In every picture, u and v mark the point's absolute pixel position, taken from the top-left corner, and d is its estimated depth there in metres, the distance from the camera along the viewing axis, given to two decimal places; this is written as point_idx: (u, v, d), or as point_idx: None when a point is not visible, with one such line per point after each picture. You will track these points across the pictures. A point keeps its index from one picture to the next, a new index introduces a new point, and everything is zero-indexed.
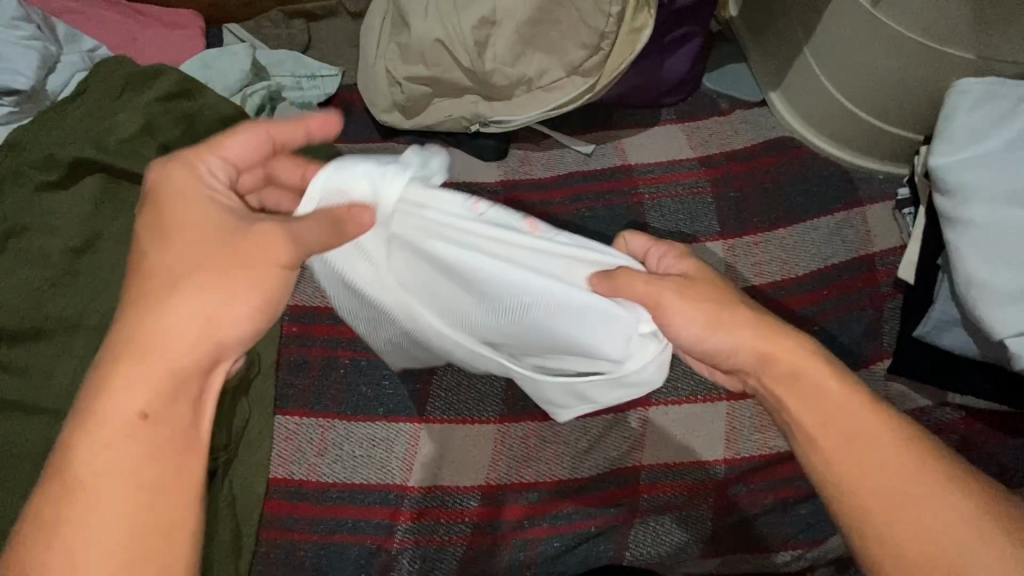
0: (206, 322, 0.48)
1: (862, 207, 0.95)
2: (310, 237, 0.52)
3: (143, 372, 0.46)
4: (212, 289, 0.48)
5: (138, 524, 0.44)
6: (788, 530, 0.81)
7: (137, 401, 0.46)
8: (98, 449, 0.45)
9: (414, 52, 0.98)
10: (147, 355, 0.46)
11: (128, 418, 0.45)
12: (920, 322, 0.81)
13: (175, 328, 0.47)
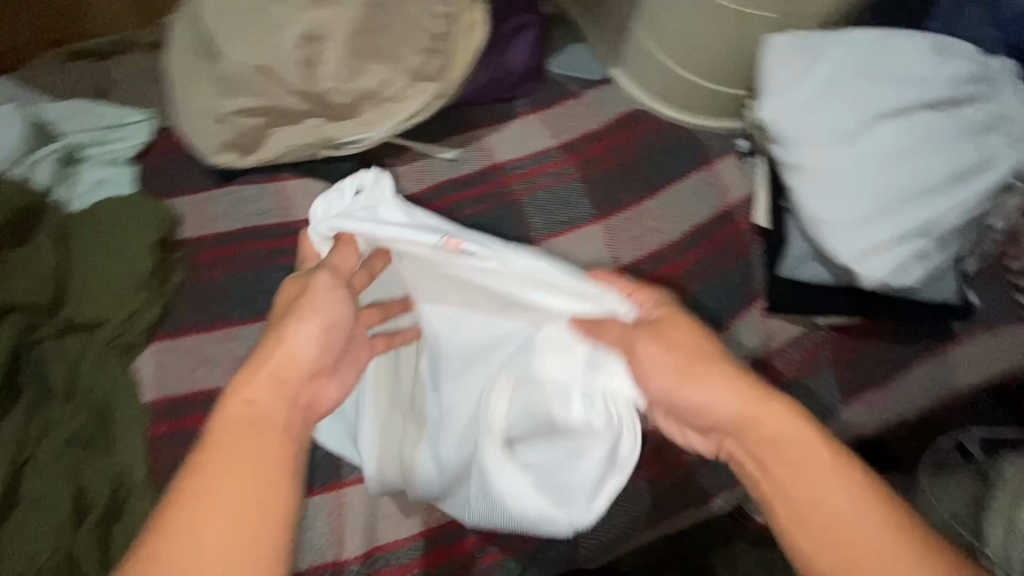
0: (325, 319, 0.59)
1: (714, 163, 1.02)
2: (338, 306, 0.60)
3: (255, 386, 0.55)
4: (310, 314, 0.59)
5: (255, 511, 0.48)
6: (715, 480, 0.86)
7: (251, 413, 0.53)
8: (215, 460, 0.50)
9: (236, 84, 0.87)
10: (258, 374, 0.55)
11: (260, 417, 0.53)
12: (782, 260, 0.89)
13: (282, 352, 0.57)
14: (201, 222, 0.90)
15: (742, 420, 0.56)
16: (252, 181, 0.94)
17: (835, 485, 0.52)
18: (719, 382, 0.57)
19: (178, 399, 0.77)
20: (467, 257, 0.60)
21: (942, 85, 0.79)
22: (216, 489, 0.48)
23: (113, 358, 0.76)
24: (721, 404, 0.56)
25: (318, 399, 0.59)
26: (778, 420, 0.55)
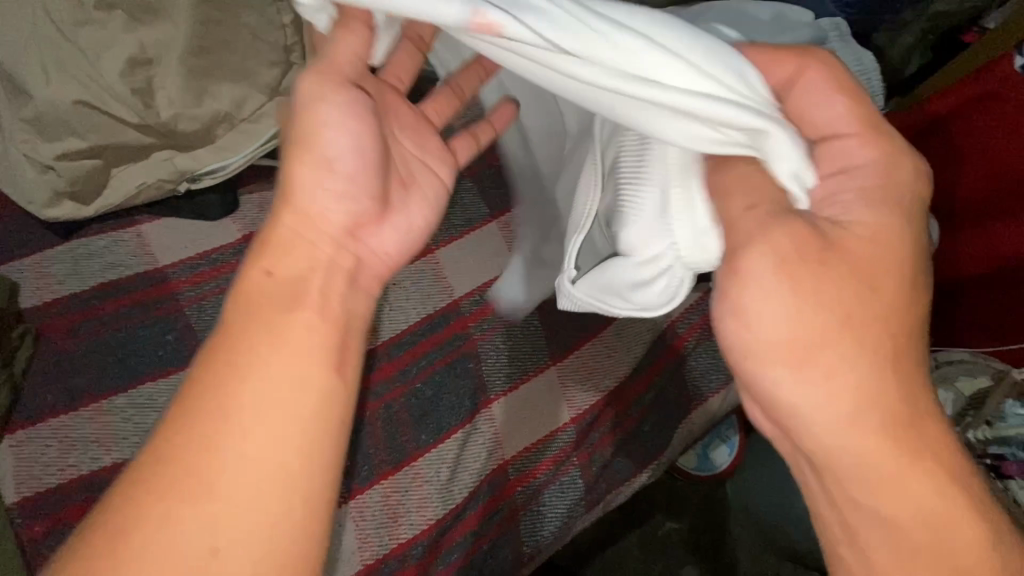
0: (322, 179, 0.52)
1: None
2: (337, 154, 0.52)
3: (272, 262, 0.51)
4: (337, 113, 0.51)
5: (319, 392, 0.48)
6: (641, 452, 0.89)
7: (279, 289, 0.50)
8: (247, 355, 0.47)
9: (54, 126, 0.76)
10: (280, 246, 0.52)
11: (272, 294, 0.50)
12: None
13: (303, 224, 0.53)
14: (44, 284, 0.79)
15: (809, 347, 0.45)
16: (102, 231, 0.83)
17: (893, 438, 0.46)
18: (796, 300, 0.45)
19: (51, 491, 0.68)
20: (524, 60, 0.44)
21: (788, 49, 0.83)
22: (256, 393, 0.46)
23: None
24: (775, 319, 0.45)
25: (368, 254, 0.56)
26: (859, 357, 0.45)
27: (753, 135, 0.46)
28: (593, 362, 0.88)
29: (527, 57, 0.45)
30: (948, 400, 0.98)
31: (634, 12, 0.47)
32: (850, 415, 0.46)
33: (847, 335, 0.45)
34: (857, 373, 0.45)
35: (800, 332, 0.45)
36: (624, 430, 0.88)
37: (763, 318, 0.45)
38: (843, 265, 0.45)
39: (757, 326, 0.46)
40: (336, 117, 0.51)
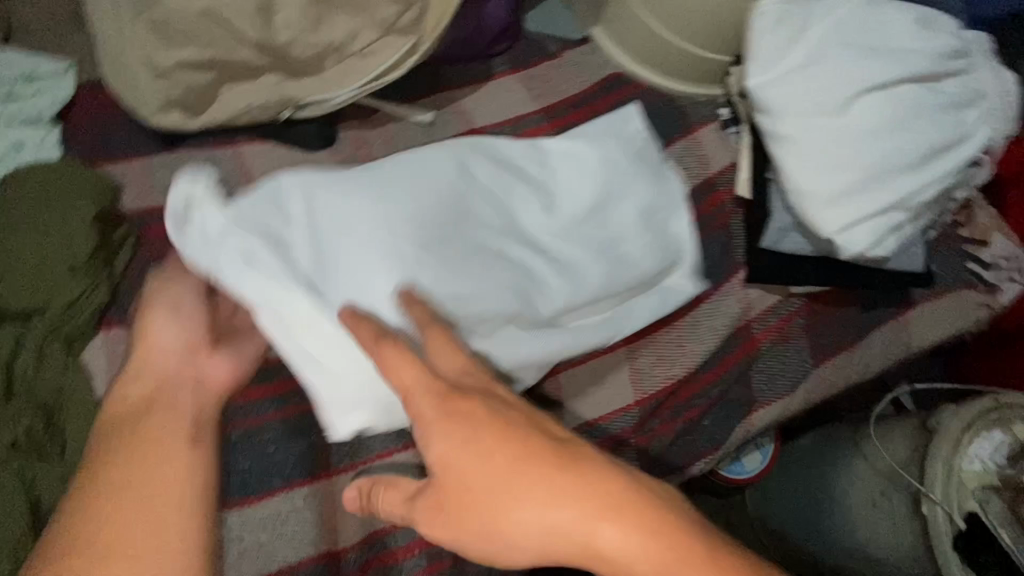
0: (172, 319, 0.64)
1: (695, 131, 1.00)
2: (185, 328, 0.65)
3: (134, 387, 0.62)
4: (169, 316, 0.64)
5: (179, 465, 0.57)
6: (698, 445, 0.89)
7: (138, 382, 0.62)
8: (135, 453, 0.57)
9: (178, 32, 0.75)
10: (132, 383, 0.62)
11: (125, 390, 0.61)
12: (763, 233, 0.91)
13: (156, 352, 0.63)
14: (146, 189, 0.79)
15: (571, 539, 0.50)
16: (204, 145, 0.83)
17: (651, 564, 0.48)
18: (511, 508, 0.50)
19: None
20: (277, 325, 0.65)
21: (925, 60, 0.81)
22: (137, 469, 0.57)
23: (56, 351, 0.68)
24: (524, 524, 0.50)
25: (212, 371, 0.63)
26: (541, 511, 0.50)
27: (374, 410, 0.66)
28: (665, 351, 0.88)
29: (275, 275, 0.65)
30: (999, 442, 0.88)
31: (308, 292, 0.65)
32: (585, 545, 0.50)
33: (565, 523, 0.49)
34: (599, 548, 0.49)
35: (550, 517, 0.50)
36: (685, 422, 0.88)
37: (513, 527, 0.50)
38: (465, 495, 0.51)
39: (514, 536, 0.51)
40: (170, 310, 0.64)
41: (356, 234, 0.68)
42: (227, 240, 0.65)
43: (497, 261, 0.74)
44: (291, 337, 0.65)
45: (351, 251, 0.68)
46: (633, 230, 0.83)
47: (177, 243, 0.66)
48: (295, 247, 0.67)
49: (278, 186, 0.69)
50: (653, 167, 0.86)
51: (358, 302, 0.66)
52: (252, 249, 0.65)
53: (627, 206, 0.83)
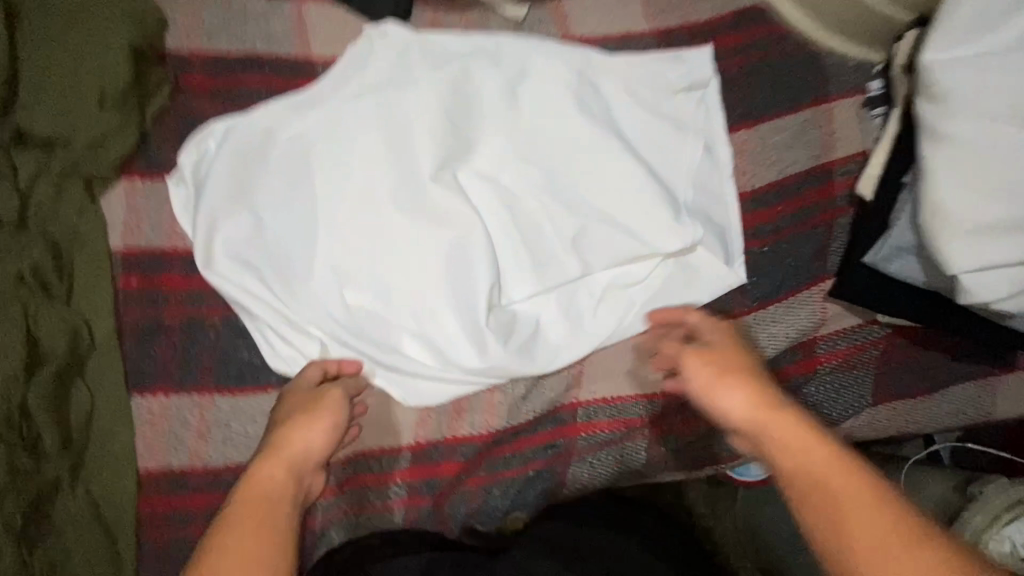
0: (313, 429, 0.59)
1: (831, 102, 0.82)
2: (311, 434, 0.58)
3: (273, 466, 0.54)
4: (328, 418, 0.60)
5: (269, 545, 0.47)
6: (716, 452, 0.82)
7: (279, 460, 0.55)
8: (242, 531, 0.47)
9: None
10: (274, 458, 0.55)
11: (272, 467, 0.54)
12: (872, 247, 0.75)
13: (298, 445, 0.57)
14: (191, 29, 0.70)
15: (753, 428, 0.53)
16: None
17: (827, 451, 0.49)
18: (739, 384, 0.55)
19: (157, 250, 0.65)
20: (270, 265, 0.66)
21: None
22: (233, 535, 0.47)
23: (75, 188, 0.63)
24: (731, 401, 0.55)
25: (314, 487, 0.57)
26: (748, 396, 0.54)
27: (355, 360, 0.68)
28: None
29: (264, 245, 0.66)
30: None
31: (249, 249, 0.66)
32: (784, 436, 0.51)
33: (783, 413, 0.52)
34: (773, 447, 0.51)
35: (756, 403, 0.54)
36: (707, 428, 0.81)
37: (723, 403, 0.56)
38: (723, 361, 0.58)
39: (718, 409, 0.56)
40: (328, 420, 0.60)
41: (333, 188, 0.69)
42: (211, 172, 0.66)
43: (461, 242, 0.71)
44: (237, 270, 0.65)
45: (323, 205, 0.68)
46: (644, 230, 0.75)
47: (179, 214, 0.66)
48: (265, 181, 0.67)
49: (279, 107, 0.68)
50: (692, 170, 0.77)
51: (315, 254, 0.68)
52: (225, 191, 0.66)
53: (652, 206, 0.75)
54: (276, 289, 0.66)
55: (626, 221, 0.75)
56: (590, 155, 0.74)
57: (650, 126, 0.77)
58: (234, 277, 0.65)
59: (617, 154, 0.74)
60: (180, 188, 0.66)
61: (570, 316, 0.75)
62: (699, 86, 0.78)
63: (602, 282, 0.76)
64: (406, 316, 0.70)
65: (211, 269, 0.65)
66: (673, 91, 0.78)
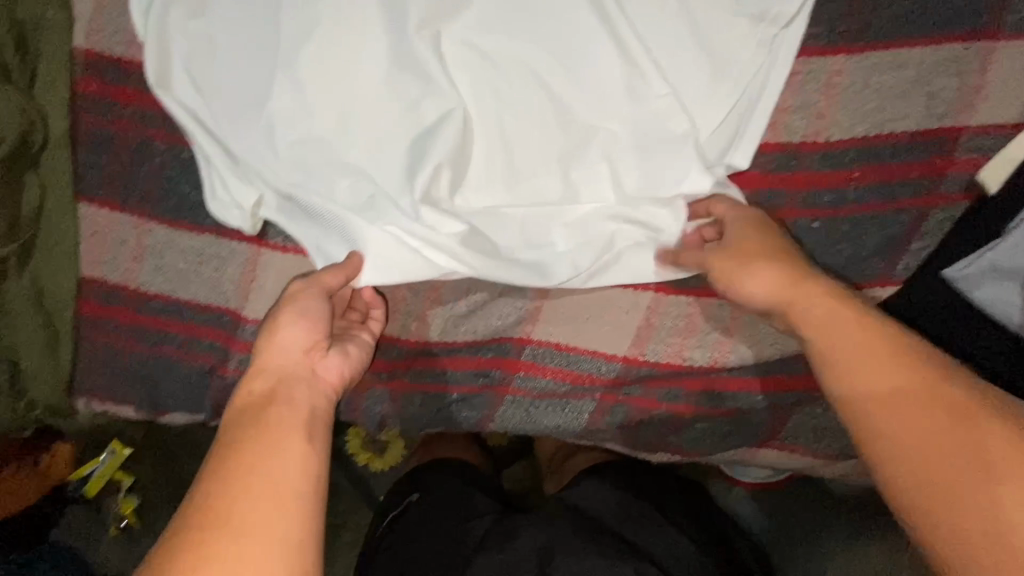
0: (282, 337, 0.55)
1: (998, 39, 0.56)
2: (291, 339, 0.55)
3: (258, 380, 0.53)
4: (297, 313, 0.57)
5: (279, 447, 0.48)
6: (671, 438, 0.71)
7: (264, 372, 0.54)
8: (249, 436, 0.48)
9: None
10: (261, 366, 0.54)
11: (266, 381, 0.53)
12: (959, 259, 0.58)
13: (277, 350, 0.55)
14: None
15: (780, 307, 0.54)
16: None
17: (861, 348, 0.49)
18: (764, 263, 0.55)
19: (116, 59, 0.62)
20: (217, 98, 0.60)
21: None
22: (240, 448, 0.48)
23: None
24: (762, 280, 0.55)
25: (324, 370, 0.57)
26: (775, 282, 0.54)
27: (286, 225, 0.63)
28: (700, 324, 0.66)
29: (215, 73, 0.60)
30: None
31: (202, 75, 0.60)
32: (824, 330, 0.51)
33: (807, 294, 0.52)
34: (810, 331, 0.52)
35: (785, 288, 0.53)
36: (668, 411, 0.70)
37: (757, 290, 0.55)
38: (755, 246, 0.56)
39: (741, 291, 0.56)
40: (304, 315, 0.56)
41: (297, 27, 0.58)
42: None
43: (427, 126, 0.59)
44: (190, 99, 0.61)
45: (285, 44, 0.59)
46: (649, 170, 0.60)
47: (136, 20, 0.60)
48: (231, 6, 0.59)
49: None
50: (742, 107, 0.59)
51: (265, 99, 0.60)
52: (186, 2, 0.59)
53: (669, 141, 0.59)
54: (218, 126, 0.61)
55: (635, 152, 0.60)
56: (613, 57, 0.58)
57: (706, 35, 0.58)
58: (182, 100, 0.61)
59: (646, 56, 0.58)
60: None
61: (535, 246, 0.63)
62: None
63: (584, 218, 0.62)
64: (346, 195, 0.61)
65: (163, 90, 0.60)
66: None
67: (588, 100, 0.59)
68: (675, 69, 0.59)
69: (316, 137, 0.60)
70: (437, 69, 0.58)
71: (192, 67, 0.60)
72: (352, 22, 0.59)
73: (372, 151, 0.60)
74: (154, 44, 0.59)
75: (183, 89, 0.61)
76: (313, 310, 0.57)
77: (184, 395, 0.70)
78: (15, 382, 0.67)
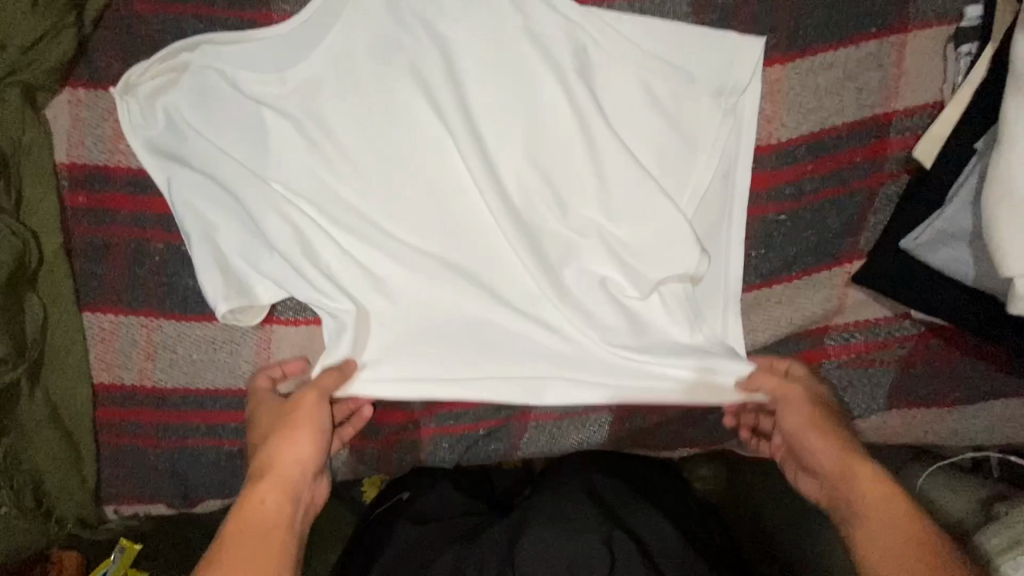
0: (295, 444, 0.57)
1: (908, 31, 0.63)
2: (299, 454, 0.57)
3: (269, 489, 0.55)
4: (309, 425, 0.59)
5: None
6: (689, 433, 0.76)
7: (277, 475, 0.55)
8: (244, 555, 0.50)
9: None
10: (266, 474, 0.55)
11: (275, 492, 0.54)
12: (914, 228, 0.60)
13: (287, 458, 0.56)
14: None
15: (830, 472, 0.57)
16: None
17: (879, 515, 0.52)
18: (825, 433, 0.59)
19: (100, 167, 0.64)
20: (227, 204, 0.64)
21: None
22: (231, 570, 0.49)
23: (14, 97, 0.60)
24: (812, 432, 0.59)
25: (315, 495, 0.58)
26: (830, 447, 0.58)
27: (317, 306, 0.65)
28: None
29: (230, 180, 0.63)
30: None
31: (213, 183, 0.64)
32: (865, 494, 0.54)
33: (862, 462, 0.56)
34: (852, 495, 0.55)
35: (832, 452, 0.57)
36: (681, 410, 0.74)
37: (808, 451, 0.60)
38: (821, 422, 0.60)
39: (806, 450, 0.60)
40: (320, 430, 0.59)
41: (288, 130, 0.64)
42: (173, 99, 0.63)
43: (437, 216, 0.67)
44: (197, 208, 0.63)
45: (296, 154, 0.65)
46: (639, 223, 0.66)
47: (128, 131, 0.63)
48: (235, 124, 0.64)
49: (257, 38, 0.63)
50: (704, 138, 0.65)
51: (274, 199, 0.63)
52: (189, 119, 0.63)
53: (647, 204, 0.66)
54: (236, 229, 0.64)
55: (595, 255, 0.66)
56: (572, 120, 0.66)
57: (660, 74, 0.65)
58: (190, 205, 0.63)
59: (614, 108, 0.66)
60: (135, 104, 0.62)
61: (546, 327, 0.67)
62: (734, 31, 0.64)
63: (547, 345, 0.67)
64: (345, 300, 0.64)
65: (174, 198, 0.63)
66: (693, 32, 0.64)
67: (582, 161, 0.66)
68: (636, 109, 0.66)
69: (337, 245, 0.65)
70: (428, 152, 0.66)
71: (201, 175, 0.63)
72: (366, 125, 0.65)
73: (383, 250, 0.66)
74: (170, 160, 0.63)
75: (198, 196, 0.63)
76: (314, 426, 0.59)
77: (212, 482, 0.70)
78: (41, 501, 0.67)
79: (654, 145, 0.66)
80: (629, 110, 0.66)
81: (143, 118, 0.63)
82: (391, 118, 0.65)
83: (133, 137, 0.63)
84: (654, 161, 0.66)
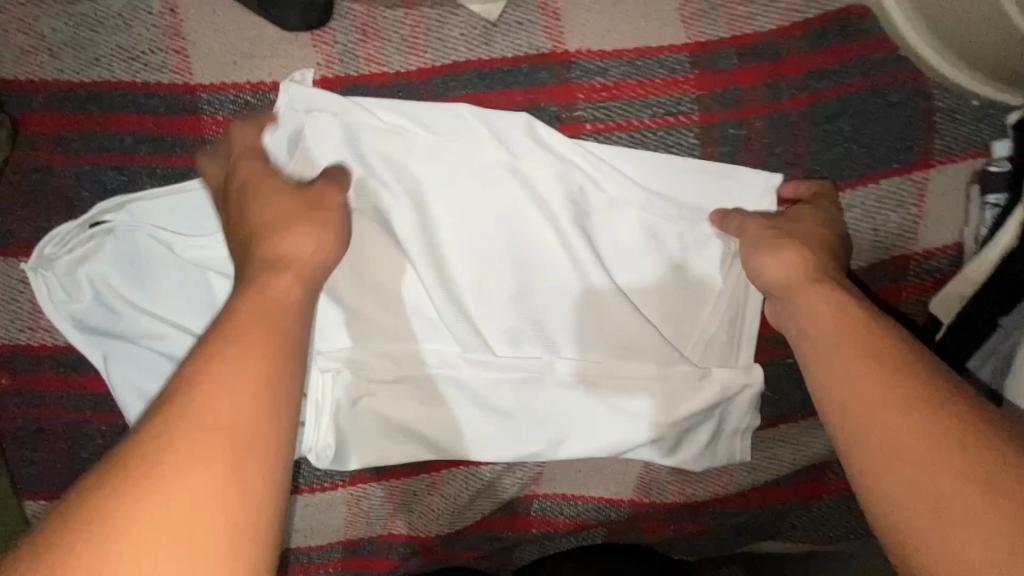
0: (317, 237, 0.47)
1: (931, 166, 0.58)
2: (313, 255, 0.47)
3: (284, 278, 0.44)
4: (323, 221, 0.49)
5: (272, 365, 0.38)
6: (688, 548, 0.71)
7: (288, 267, 0.45)
8: (246, 332, 0.39)
9: None
10: (275, 270, 0.44)
11: (291, 288, 0.44)
12: None
13: (298, 245, 0.46)
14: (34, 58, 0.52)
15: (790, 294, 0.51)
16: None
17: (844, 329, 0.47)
18: (789, 252, 0.52)
19: (21, 345, 0.55)
20: None
21: None
22: (239, 352, 0.38)
23: None
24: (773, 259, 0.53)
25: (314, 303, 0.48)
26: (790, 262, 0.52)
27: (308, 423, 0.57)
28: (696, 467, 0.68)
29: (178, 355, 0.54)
30: None
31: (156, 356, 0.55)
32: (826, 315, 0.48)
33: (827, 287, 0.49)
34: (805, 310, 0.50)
35: (794, 274, 0.51)
36: (677, 531, 0.70)
37: (769, 270, 0.53)
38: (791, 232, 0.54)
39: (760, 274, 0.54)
40: (333, 229, 0.49)
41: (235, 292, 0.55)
42: (99, 267, 0.54)
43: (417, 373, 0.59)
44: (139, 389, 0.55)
45: None
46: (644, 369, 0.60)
47: (50, 307, 0.54)
48: (174, 292, 0.54)
49: (195, 190, 0.53)
50: (714, 283, 0.60)
51: None
52: (120, 288, 0.54)
53: (651, 352, 0.60)
54: None
55: (590, 403, 0.60)
56: (565, 261, 0.59)
57: (664, 210, 0.58)
58: (131, 387, 0.54)
59: (611, 246, 0.59)
60: (58, 277, 0.53)
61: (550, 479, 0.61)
62: (744, 167, 0.57)
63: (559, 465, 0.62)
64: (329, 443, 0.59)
65: (112, 382, 0.54)
66: (699, 167, 0.57)
67: (577, 303, 0.59)
68: (637, 246, 0.59)
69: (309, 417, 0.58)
70: (404, 304, 0.58)
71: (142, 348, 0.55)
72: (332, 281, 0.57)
73: (359, 409, 0.59)
74: (102, 334, 0.55)
75: (138, 375, 0.55)
76: (318, 215, 0.49)
77: None
78: None
79: (658, 287, 0.60)
80: (628, 248, 0.59)
81: (68, 289, 0.54)
82: (362, 271, 0.57)
83: (55, 312, 0.54)
84: (659, 306, 0.60)
